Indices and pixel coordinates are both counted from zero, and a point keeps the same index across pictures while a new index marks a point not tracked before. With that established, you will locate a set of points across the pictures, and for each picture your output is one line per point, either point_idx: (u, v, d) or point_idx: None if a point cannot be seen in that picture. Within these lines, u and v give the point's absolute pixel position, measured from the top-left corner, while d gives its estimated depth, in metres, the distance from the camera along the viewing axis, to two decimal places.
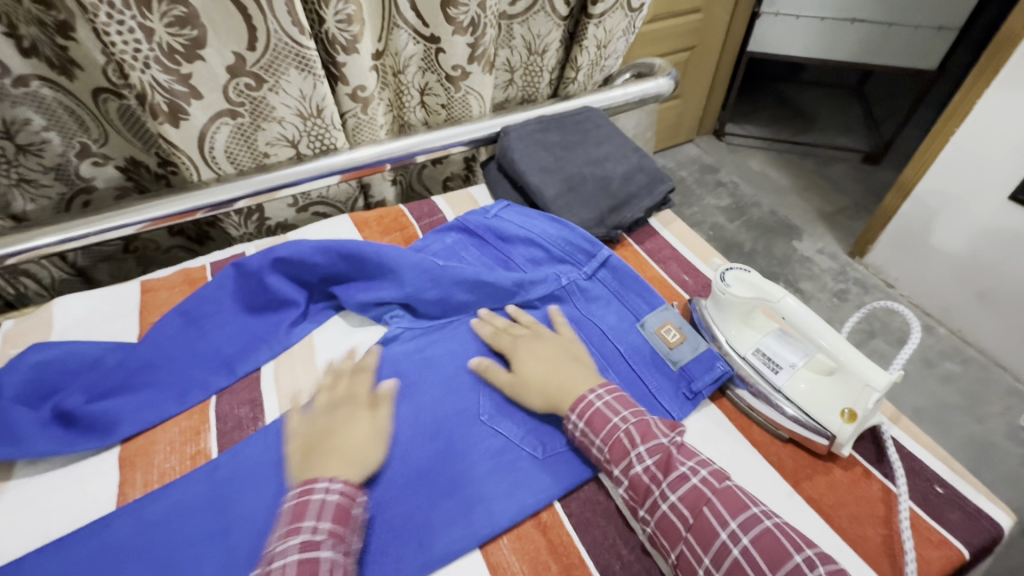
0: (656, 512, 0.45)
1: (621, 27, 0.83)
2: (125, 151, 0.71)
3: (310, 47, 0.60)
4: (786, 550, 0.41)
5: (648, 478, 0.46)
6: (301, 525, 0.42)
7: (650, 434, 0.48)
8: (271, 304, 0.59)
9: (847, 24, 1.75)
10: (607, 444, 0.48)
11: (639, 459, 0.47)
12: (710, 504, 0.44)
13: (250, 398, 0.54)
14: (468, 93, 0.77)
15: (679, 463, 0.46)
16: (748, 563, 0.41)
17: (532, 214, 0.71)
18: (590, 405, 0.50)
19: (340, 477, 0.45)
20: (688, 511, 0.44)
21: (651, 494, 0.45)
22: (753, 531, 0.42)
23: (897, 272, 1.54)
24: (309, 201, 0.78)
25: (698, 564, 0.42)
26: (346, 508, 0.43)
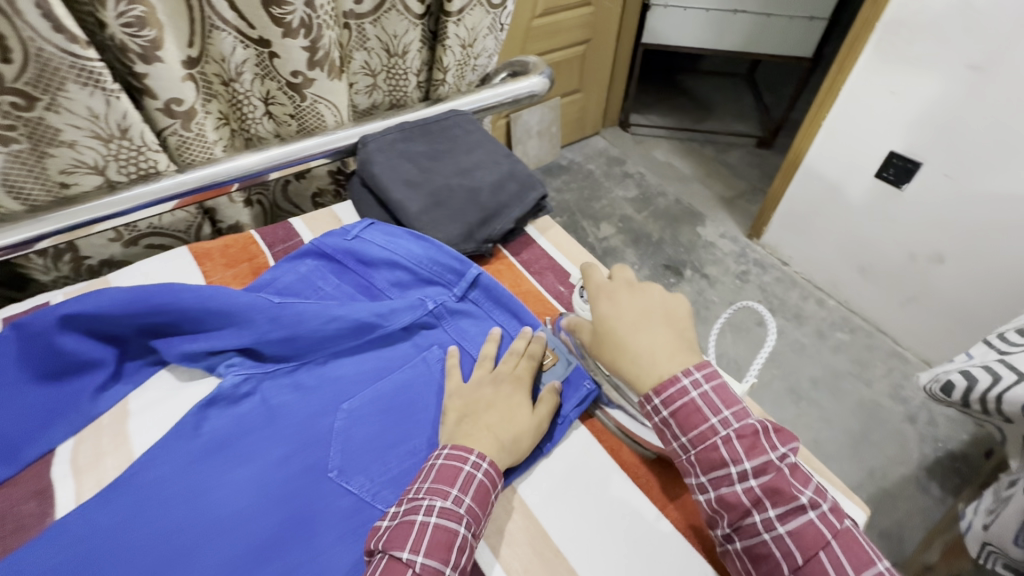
0: (751, 537, 0.42)
1: (485, 25, 0.79)
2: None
3: (92, 57, 0.50)
4: None
5: (749, 501, 0.42)
6: (446, 489, 0.43)
7: (756, 447, 0.43)
8: (68, 368, 0.49)
9: (730, 15, 1.80)
10: (696, 444, 0.44)
11: (744, 483, 0.42)
12: (827, 549, 0.40)
13: (37, 490, 0.45)
14: (317, 100, 0.70)
15: (794, 491, 0.41)
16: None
17: (396, 232, 0.64)
18: (686, 396, 0.44)
19: (471, 449, 0.46)
20: (795, 546, 0.41)
21: (750, 517, 0.42)
22: None
23: (790, 250, 1.62)
24: (138, 233, 0.68)
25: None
26: (468, 477, 0.44)
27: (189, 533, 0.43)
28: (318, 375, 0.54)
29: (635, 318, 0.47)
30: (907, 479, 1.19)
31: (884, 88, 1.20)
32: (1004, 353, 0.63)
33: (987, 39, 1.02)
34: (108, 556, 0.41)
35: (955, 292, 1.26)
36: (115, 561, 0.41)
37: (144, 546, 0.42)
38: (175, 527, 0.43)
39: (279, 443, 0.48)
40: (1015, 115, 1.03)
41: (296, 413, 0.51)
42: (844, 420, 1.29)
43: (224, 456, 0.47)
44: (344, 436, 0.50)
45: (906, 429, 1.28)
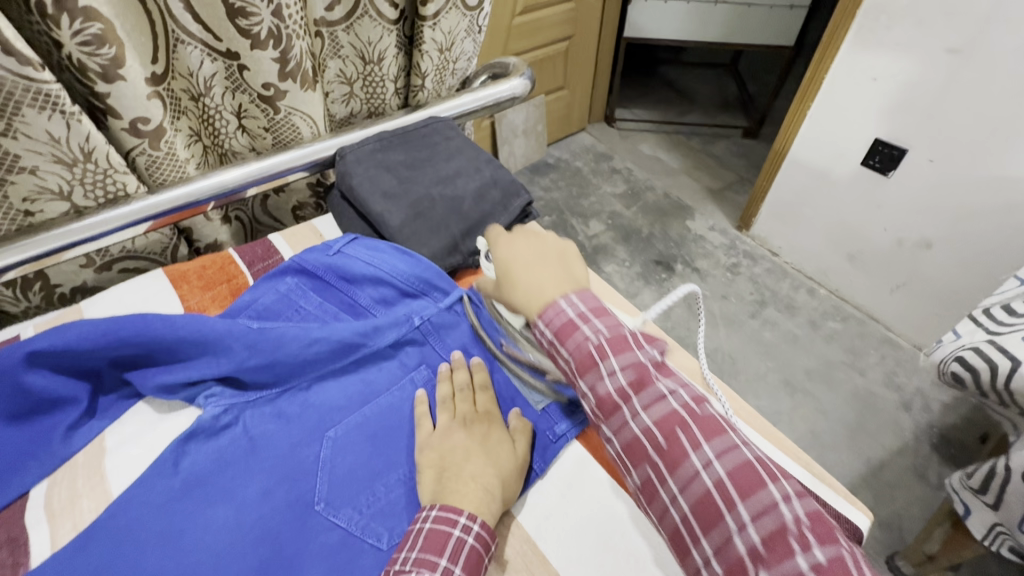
0: (622, 429, 0.41)
1: (462, 27, 0.77)
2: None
3: (48, 80, 0.47)
4: (760, 478, 0.37)
5: (618, 395, 0.41)
6: (434, 558, 0.40)
7: (625, 344, 0.43)
8: (39, 407, 0.47)
9: (711, 6, 1.79)
10: (574, 355, 0.43)
11: (616, 383, 0.41)
12: (685, 428, 0.39)
13: (9, 538, 0.43)
14: (292, 112, 0.68)
15: (658, 383, 0.41)
16: (719, 496, 0.37)
17: (379, 246, 0.62)
18: (561, 313, 0.44)
19: (460, 509, 0.43)
20: (659, 433, 0.40)
21: (620, 411, 0.41)
22: (730, 461, 0.38)
23: (779, 241, 1.62)
24: (110, 258, 0.65)
25: (661, 488, 0.39)
26: (458, 543, 0.41)
27: None
28: (301, 402, 0.52)
29: (529, 257, 0.49)
30: (904, 468, 1.19)
31: (868, 75, 1.20)
32: (993, 333, 0.62)
33: (968, 24, 1.02)
34: None
35: (944, 277, 1.26)
36: None
37: None
38: (155, 573, 0.41)
39: (263, 475, 0.47)
40: (999, 99, 1.03)
41: (279, 444, 0.49)
42: (840, 410, 1.29)
43: (204, 494, 0.45)
44: (331, 466, 0.48)
45: (901, 417, 1.29)
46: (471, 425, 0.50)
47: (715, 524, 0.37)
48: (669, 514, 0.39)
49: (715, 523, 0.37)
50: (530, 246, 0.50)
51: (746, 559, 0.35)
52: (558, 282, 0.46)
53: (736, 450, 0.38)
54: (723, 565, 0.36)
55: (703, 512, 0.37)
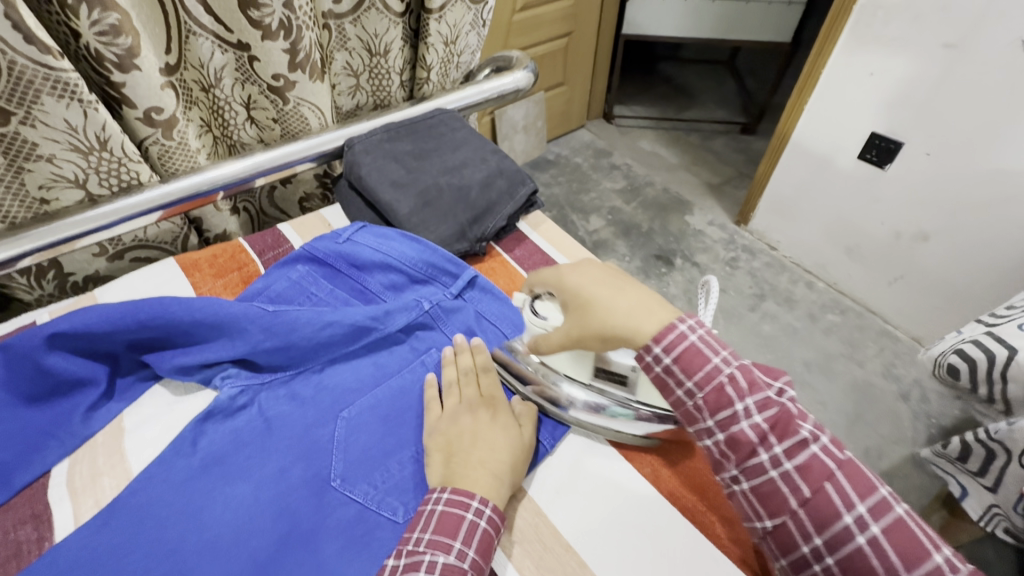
0: (759, 476, 0.39)
1: (467, 20, 0.78)
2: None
3: (66, 69, 0.48)
4: (838, 510, 0.37)
5: (756, 438, 0.39)
6: (447, 541, 0.41)
7: (760, 383, 0.41)
8: (58, 388, 0.48)
9: (709, 3, 1.80)
10: (703, 389, 0.41)
11: (744, 413, 0.40)
12: (833, 480, 0.38)
13: (32, 514, 0.44)
14: (300, 103, 0.69)
15: (797, 426, 0.39)
16: (872, 552, 0.36)
17: (387, 234, 0.63)
18: (688, 345, 0.41)
19: (473, 494, 0.44)
20: (804, 483, 0.38)
21: (756, 455, 0.39)
22: (886, 518, 0.36)
23: (778, 235, 1.63)
24: (122, 247, 0.66)
25: (801, 536, 0.38)
26: (470, 526, 0.42)
27: (192, 553, 0.42)
28: (314, 385, 0.53)
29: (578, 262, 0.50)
30: (902, 457, 1.21)
31: (865, 70, 1.21)
32: (991, 327, 0.64)
33: (963, 18, 1.03)
34: None
35: (941, 269, 1.28)
36: None
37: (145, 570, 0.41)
38: (177, 546, 0.42)
39: (279, 454, 0.48)
40: (994, 93, 1.04)
41: (293, 424, 0.50)
42: (838, 401, 1.31)
43: (222, 472, 0.47)
44: (345, 444, 0.49)
45: (899, 407, 1.30)
46: (477, 408, 0.51)
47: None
48: (807, 563, 0.38)
49: (859, 571, 0.36)
50: (595, 274, 0.48)
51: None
52: (667, 308, 0.44)
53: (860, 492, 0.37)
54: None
55: (850, 566, 0.36)
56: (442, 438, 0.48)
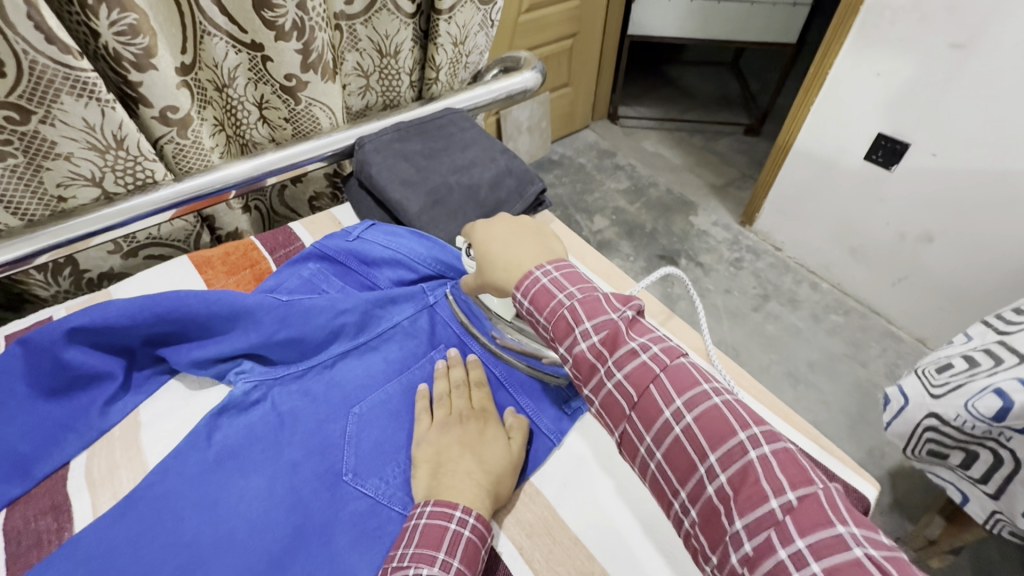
0: (600, 389, 0.43)
1: (475, 21, 0.79)
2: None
3: (85, 68, 0.49)
4: (825, 517, 0.33)
5: (593, 355, 0.43)
6: (432, 553, 0.40)
7: (597, 305, 0.44)
8: (76, 382, 0.49)
9: (714, 5, 1.81)
10: (571, 353, 0.44)
11: (613, 378, 0.42)
12: (687, 438, 0.39)
13: (52, 505, 0.45)
14: (312, 103, 0.70)
15: (658, 406, 0.40)
16: (685, 438, 0.39)
17: (397, 232, 0.64)
18: (536, 282, 0.47)
19: (455, 504, 0.43)
20: (702, 434, 0.39)
21: (597, 371, 0.43)
22: (733, 467, 0.37)
23: (782, 236, 1.64)
24: (136, 244, 0.67)
25: (640, 442, 0.41)
26: (455, 537, 0.42)
27: (209, 545, 0.43)
28: (326, 380, 0.54)
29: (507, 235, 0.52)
30: None
31: (870, 71, 1.22)
32: (1002, 334, 0.67)
33: (969, 19, 1.04)
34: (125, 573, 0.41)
35: (945, 270, 1.28)
36: None
37: (162, 560, 0.42)
38: (195, 537, 0.43)
39: (293, 448, 0.49)
40: (1000, 94, 1.04)
41: (307, 419, 0.51)
42: (842, 401, 1.31)
43: (237, 465, 0.47)
44: (356, 439, 0.50)
45: None
46: (467, 420, 0.50)
47: (686, 468, 0.39)
48: None
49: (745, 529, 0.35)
50: (508, 228, 0.53)
51: (716, 500, 0.37)
52: (533, 256, 0.49)
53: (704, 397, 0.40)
54: (697, 505, 0.38)
55: (676, 459, 0.39)
56: (429, 447, 0.48)
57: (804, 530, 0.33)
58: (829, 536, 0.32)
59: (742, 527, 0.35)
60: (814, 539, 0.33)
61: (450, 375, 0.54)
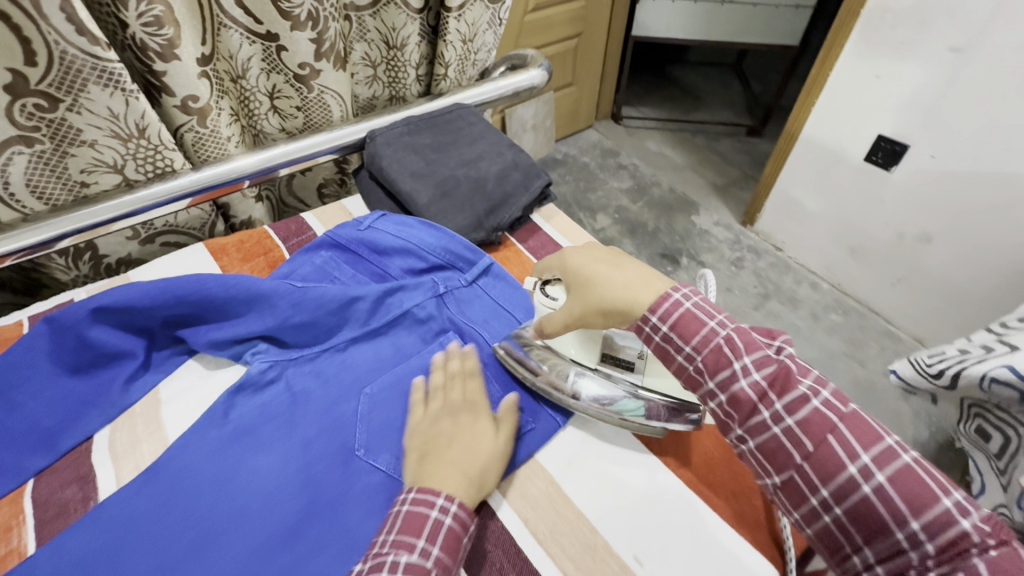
0: (732, 388, 0.40)
1: (484, 19, 0.81)
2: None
3: (113, 59, 0.51)
4: (929, 488, 0.34)
5: (729, 354, 0.40)
6: (411, 540, 0.40)
7: (720, 312, 0.43)
8: (99, 360, 0.51)
9: (718, 6, 1.83)
10: (701, 351, 0.41)
11: (726, 337, 0.41)
12: (836, 432, 0.37)
13: (77, 476, 0.47)
14: (323, 91, 0.72)
15: (795, 381, 0.39)
16: (836, 440, 0.37)
17: (406, 222, 0.66)
18: (679, 306, 0.42)
19: (438, 491, 0.43)
20: (807, 438, 0.37)
21: (736, 382, 0.40)
22: (891, 466, 0.35)
23: (783, 235, 1.65)
24: (153, 232, 0.69)
25: (786, 448, 0.38)
26: (435, 524, 0.41)
27: (226, 515, 0.45)
28: (337, 363, 0.56)
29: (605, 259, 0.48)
30: None
31: (871, 74, 1.23)
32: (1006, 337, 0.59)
33: (969, 23, 1.05)
34: (147, 540, 0.43)
35: (943, 270, 1.30)
36: (155, 543, 0.43)
37: (182, 529, 0.44)
38: (214, 506, 0.45)
39: (307, 425, 0.51)
40: (996, 98, 1.06)
41: (320, 398, 0.53)
42: None
43: (253, 441, 0.49)
44: (367, 418, 0.52)
45: (897, 406, 1.32)
46: (458, 413, 0.50)
47: (834, 470, 0.36)
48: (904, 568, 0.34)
49: (833, 470, 0.36)
50: (602, 254, 0.50)
51: (875, 501, 0.35)
52: (666, 279, 0.45)
53: (805, 400, 0.38)
54: (843, 505, 0.36)
55: (825, 467, 0.37)
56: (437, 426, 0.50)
57: (918, 510, 0.34)
58: (943, 512, 0.33)
59: (917, 523, 0.34)
60: (927, 520, 0.34)
61: (447, 366, 0.55)
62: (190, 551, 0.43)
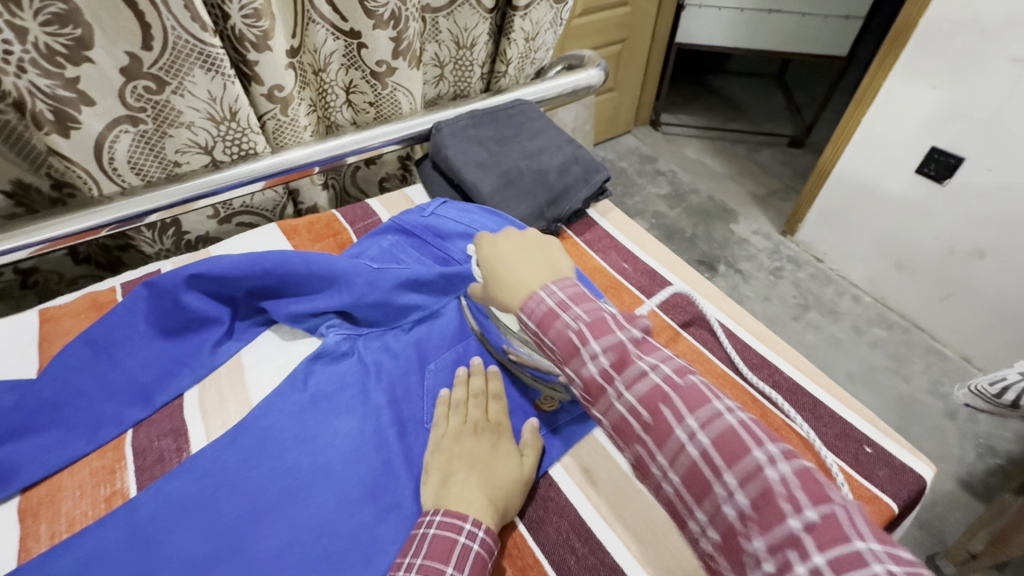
0: (610, 411, 0.39)
1: (547, 19, 0.83)
2: (9, 173, 0.64)
3: (215, 45, 0.55)
4: (788, 509, 0.31)
5: (602, 377, 0.39)
6: (440, 566, 0.40)
7: (605, 326, 0.41)
8: (190, 324, 0.56)
9: (766, 15, 1.81)
10: (576, 372, 0.41)
11: (597, 362, 0.40)
12: (702, 453, 0.35)
13: (172, 429, 0.51)
14: (396, 89, 0.75)
15: (669, 404, 0.37)
16: (702, 458, 0.35)
17: (468, 208, 0.69)
18: (543, 306, 0.43)
19: (466, 516, 0.43)
20: (678, 458, 0.36)
21: (606, 393, 0.39)
22: (751, 486, 0.33)
23: (825, 246, 1.63)
24: (231, 212, 0.73)
25: (689, 515, 0.36)
26: (463, 550, 0.41)
27: (305, 473, 0.47)
28: (405, 340, 0.59)
29: (516, 249, 0.50)
30: (944, 472, 1.19)
31: (926, 86, 1.22)
32: None
33: None
34: (236, 489, 0.46)
35: (995, 287, 1.26)
36: (243, 493, 0.46)
37: (266, 484, 0.46)
38: (296, 464, 0.48)
39: (378, 394, 0.54)
40: None
41: (391, 371, 0.56)
42: (882, 413, 1.30)
43: (330, 407, 0.52)
44: (434, 392, 0.55)
45: (943, 424, 1.29)
46: (481, 431, 0.50)
47: (701, 491, 0.35)
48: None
49: (702, 491, 0.35)
50: (517, 244, 0.51)
51: (736, 521, 0.33)
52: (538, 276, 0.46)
53: (682, 421, 0.36)
54: (715, 525, 0.34)
55: (692, 486, 0.35)
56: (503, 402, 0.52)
57: (825, 546, 0.30)
58: (848, 552, 0.29)
59: (764, 546, 0.31)
60: (835, 555, 0.29)
61: (471, 383, 0.54)
62: (276, 502, 0.46)
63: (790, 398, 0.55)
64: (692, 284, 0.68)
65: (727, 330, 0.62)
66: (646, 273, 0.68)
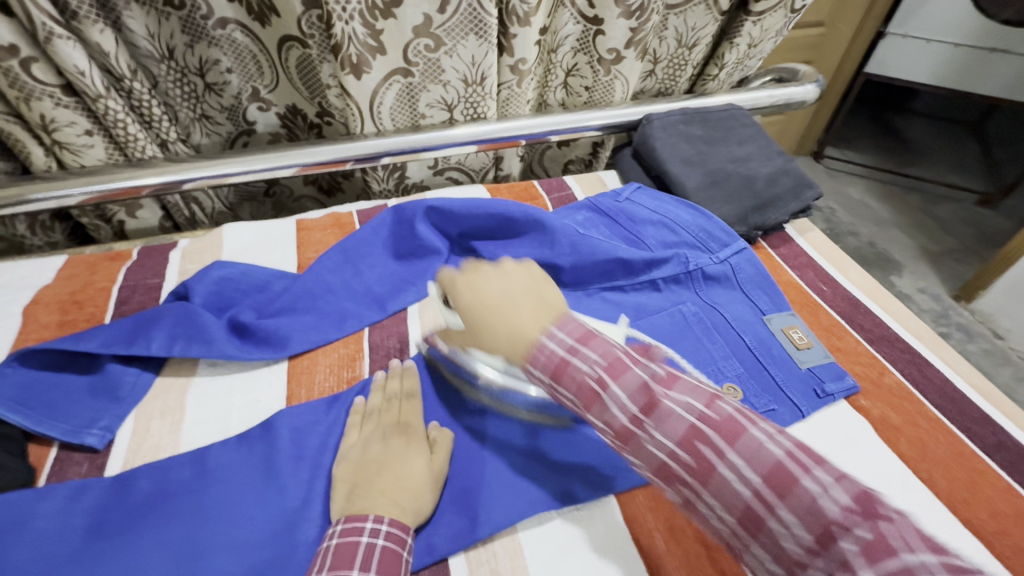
0: (631, 446, 0.34)
1: (777, 28, 0.81)
2: (288, 99, 0.76)
3: (491, 14, 0.62)
4: (856, 509, 0.27)
5: (615, 411, 0.35)
6: (345, 570, 0.36)
7: (608, 351, 0.37)
8: (417, 251, 0.64)
9: (986, 53, 1.57)
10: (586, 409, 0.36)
11: (602, 390, 0.35)
12: (731, 472, 0.30)
13: (398, 331, 0.59)
14: (616, 77, 0.79)
15: (690, 428, 0.32)
16: (739, 482, 0.30)
17: (664, 200, 0.71)
18: (552, 354, 0.38)
19: (366, 517, 0.40)
20: (708, 484, 0.31)
21: (622, 426, 0.34)
22: (789, 504, 0.28)
23: (1009, 322, 1.43)
24: (446, 165, 0.82)
25: (744, 548, 0.31)
26: (367, 549, 0.38)
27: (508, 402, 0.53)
28: (595, 304, 0.61)
29: (497, 297, 0.43)
30: None
31: None
32: None
33: None
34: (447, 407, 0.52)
35: None
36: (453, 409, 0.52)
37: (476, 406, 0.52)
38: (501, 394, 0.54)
39: None
40: None
41: None
42: None
43: None
44: None
45: None
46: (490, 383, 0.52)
47: (745, 518, 0.30)
48: None
49: (743, 517, 0.30)
50: (497, 281, 0.45)
51: (784, 546, 0.28)
52: (534, 315, 0.41)
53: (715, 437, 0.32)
54: (773, 560, 0.29)
55: (740, 520, 0.30)
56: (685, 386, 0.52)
57: (874, 556, 0.26)
58: (924, 570, 0.25)
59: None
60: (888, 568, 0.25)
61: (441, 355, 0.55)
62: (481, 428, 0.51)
63: (1018, 462, 0.51)
64: (900, 319, 0.64)
65: (941, 375, 0.58)
66: (847, 299, 0.66)
